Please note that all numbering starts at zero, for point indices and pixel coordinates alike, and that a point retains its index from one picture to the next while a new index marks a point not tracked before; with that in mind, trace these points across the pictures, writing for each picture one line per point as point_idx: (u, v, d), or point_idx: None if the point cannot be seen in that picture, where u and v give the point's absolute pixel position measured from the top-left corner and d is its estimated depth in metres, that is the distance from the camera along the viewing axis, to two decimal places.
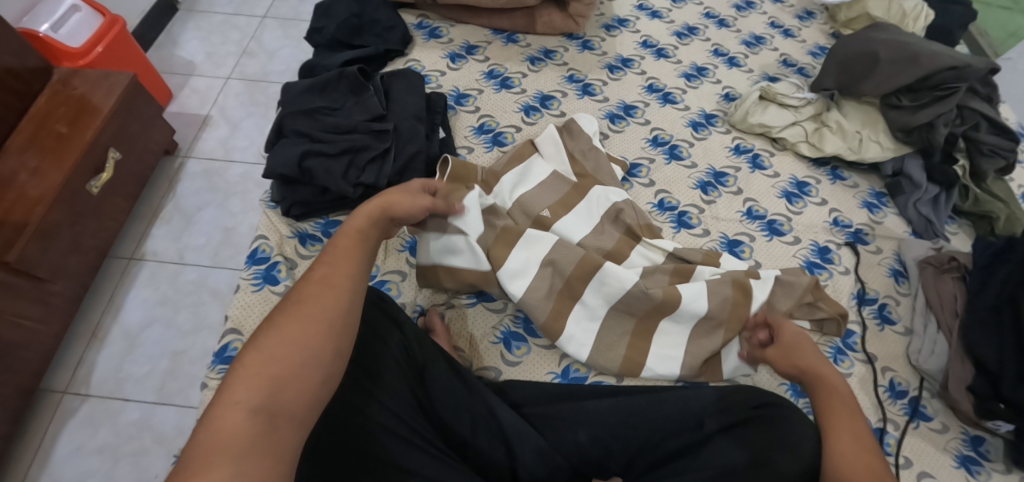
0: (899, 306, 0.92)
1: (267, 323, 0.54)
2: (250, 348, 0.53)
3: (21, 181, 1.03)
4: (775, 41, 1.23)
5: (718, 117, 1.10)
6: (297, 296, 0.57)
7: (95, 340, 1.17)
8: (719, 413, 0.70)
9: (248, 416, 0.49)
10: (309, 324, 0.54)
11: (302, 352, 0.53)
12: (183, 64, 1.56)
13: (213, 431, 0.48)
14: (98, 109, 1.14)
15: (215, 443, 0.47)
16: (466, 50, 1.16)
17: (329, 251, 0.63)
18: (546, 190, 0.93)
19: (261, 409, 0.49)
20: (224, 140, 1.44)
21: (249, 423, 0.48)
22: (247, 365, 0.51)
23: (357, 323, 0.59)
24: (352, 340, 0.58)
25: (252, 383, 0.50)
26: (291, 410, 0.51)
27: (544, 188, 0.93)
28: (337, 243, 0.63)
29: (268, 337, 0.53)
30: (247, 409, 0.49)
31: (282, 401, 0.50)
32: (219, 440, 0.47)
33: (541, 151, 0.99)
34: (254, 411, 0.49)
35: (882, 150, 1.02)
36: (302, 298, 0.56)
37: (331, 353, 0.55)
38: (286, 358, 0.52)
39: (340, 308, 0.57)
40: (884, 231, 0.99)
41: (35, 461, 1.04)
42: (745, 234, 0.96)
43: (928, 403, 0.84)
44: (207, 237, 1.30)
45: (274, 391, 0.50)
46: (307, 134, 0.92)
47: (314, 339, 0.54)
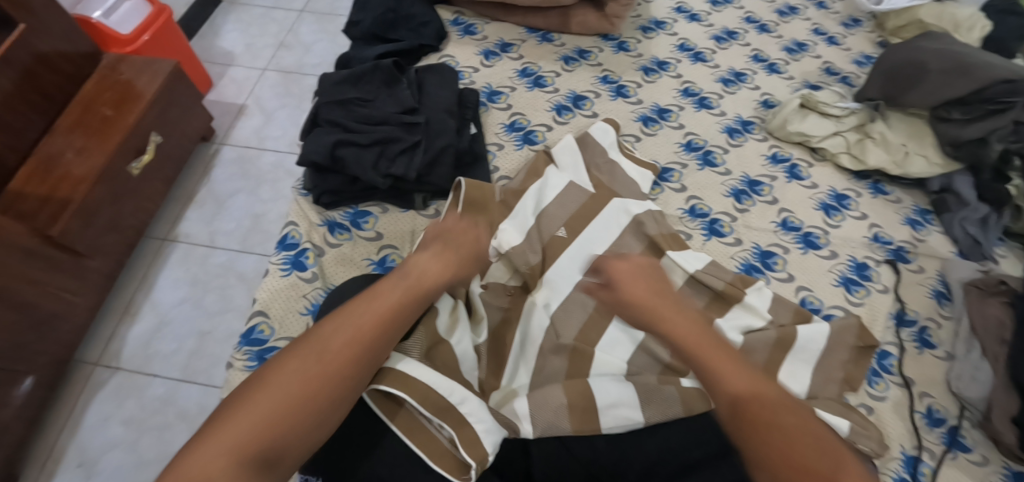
0: (941, 330, 0.88)
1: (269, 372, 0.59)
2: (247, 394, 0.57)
3: (66, 161, 1.07)
4: (818, 49, 1.19)
5: (755, 124, 1.07)
6: (292, 358, 0.60)
7: (127, 314, 1.20)
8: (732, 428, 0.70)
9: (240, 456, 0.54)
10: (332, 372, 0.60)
11: (320, 405, 0.58)
12: (223, 54, 1.60)
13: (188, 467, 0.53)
14: (141, 94, 1.17)
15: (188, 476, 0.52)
16: (500, 47, 1.16)
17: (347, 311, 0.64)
18: (565, 198, 0.91)
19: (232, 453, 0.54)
20: (258, 129, 1.47)
21: (237, 463, 0.54)
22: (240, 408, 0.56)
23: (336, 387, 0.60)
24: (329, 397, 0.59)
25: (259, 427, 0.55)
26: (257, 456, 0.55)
27: (562, 201, 0.91)
28: (354, 304, 0.65)
29: (263, 387, 0.58)
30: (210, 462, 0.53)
31: (277, 449, 0.56)
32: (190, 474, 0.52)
33: (555, 162, 0.96)
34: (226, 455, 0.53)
35: (928, 165, 0.97)
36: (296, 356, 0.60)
37: (300, 408, 0.57)
38: (303, 409, 0.57)
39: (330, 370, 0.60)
40: (927, 249, 0.94)
41: (64, 430, 1.08)
42: (778, 245, 0.93)
43: (967, 434, 0.80)
44: (236, 223, 1.33)
45: (275, 442, 0.56)
46: (340, 123, 0.92)
47: (284, 400, 0.57)
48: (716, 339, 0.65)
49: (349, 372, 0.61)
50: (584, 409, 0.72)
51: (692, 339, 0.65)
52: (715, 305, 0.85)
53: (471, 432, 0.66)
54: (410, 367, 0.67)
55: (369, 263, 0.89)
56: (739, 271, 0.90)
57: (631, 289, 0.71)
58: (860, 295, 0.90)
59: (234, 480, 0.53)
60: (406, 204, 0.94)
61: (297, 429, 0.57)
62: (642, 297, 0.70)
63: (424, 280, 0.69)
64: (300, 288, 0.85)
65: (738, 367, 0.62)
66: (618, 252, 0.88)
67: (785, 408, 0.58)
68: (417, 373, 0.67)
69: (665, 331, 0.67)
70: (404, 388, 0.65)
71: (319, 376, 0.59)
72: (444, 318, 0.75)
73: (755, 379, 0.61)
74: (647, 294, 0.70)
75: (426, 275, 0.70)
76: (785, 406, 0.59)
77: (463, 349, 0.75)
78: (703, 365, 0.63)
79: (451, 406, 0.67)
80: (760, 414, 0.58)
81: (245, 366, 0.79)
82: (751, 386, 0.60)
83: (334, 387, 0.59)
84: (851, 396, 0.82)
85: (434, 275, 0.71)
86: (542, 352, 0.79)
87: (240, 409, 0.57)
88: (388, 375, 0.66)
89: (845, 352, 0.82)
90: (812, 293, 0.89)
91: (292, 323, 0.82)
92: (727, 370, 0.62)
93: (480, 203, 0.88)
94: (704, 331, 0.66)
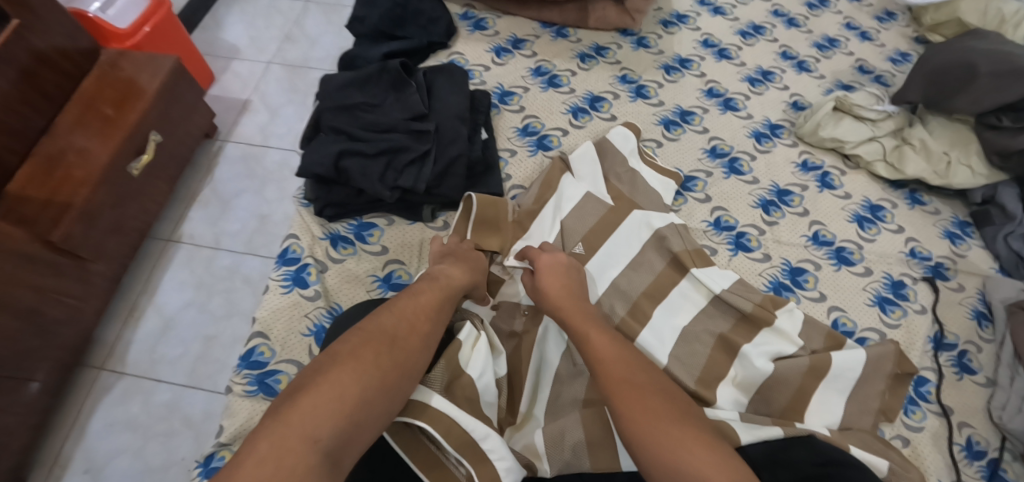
0: (981, 353, 0.83)
1: (326, 363, 0.56)
2: (308, 385, 0.54)
3: (67, 161, 0.98)
4: (850, 45, 1.12)
5: (784, 128, 1.01)
6: (350, 346, 0.58)
7: (131, 318, 1.12)
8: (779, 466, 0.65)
9: (320, 456, 0.50)
10: (395, 357, 0.59)
11: (388, 406, 0.57)
12: (226, 46, 1.52)
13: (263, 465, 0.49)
14: (143, 91, 1.08)
15: (267, 473, 0.48)
16: (512, 43, 1.09)
17: (394, 305, 0.64)
18: (580, 213, 0.86)
19: (316, 441, 0.51)
20: (263, 126, 1.38)
21: (320, 463, 0.50)
22: (305, 398, 0.53)
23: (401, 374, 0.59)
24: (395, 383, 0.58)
25: (334, 410, 0.53)
26: (338, 445, 0.52)
27: (578, 213, 0.86)
28: (398, 299, 0.65)
29: (325, 376, 0.55)
30: (290, 458, 0.49)
31: (349, 448, 0.53)
32: (270, 472, 0.48)
33: (572, 170, 0.90)
34: (309, 445, 0.50)
35: (972, 176, 0.91)
36: (354, 344, 0.58)
37: (372, 392, 0.56)
38: (373, 408, 0.55)
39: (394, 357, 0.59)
40: (967, 266, 0.89)
41: (70, 436, 1.00)
42: (809, 262, 0.88)
43: (1008, 467, 0.75)
44: (242, 223, 1.24)
45: (348, 441, 0.53)
46: (344, 131, 0.87)
47: (355, 384, 0.55)
48: (635, 365, 0.64)
49: (412, 373, 0.60)
50: (601, 445, 0.68)
51: (607, 357, 0.65)
52: (743, 327, 0.80)
53: (492, 471, 0.61)
54: (438, 402, 0.62)
55: (374, 279, 0.84)
56: (768, 290, 0.85)
57: (543, 279, 0.75)
58: (896, 315, 0.84)
59: (320, 466, 0.50)
60: (413, 216, 0.89)
61: (370, 413, 0.55)
62: (576, 322, 0.69)
63: (452, 286, 0.71)
64: (302, 307, 0.80)
65: (641, 390, 0.61)
66: (636, 271, 0.83)
67: (663, 420, 0.58)
68: (443, 407, 0.62)
69: (585, 343, 0.67)
70: (428, 421, 0.61)
71: (384, 362, 0.58)
72: (468, 351, 0.70)
73: (645, 399, 0.60)
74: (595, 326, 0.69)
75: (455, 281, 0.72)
76: (678, 420, 0.58)
77: (486, 384, 0.68)
78: (599, 374, 0.64)
79: (474, 441, 0.62)
80: (642, 434, 0.57)
81: (244, 391, 0.75)
82: (645, 407, 0.59)
83: (398, 389, 0.58)
84: (885, 426, 0.77)
85: (460, 281, 0.73)
86: (559, 379, 0.75)
87: (306, 398, 0.53)
88: (417, 408, 0.61)
89: (882, 380, 0.76)
90: (846, 314, 0.84)
91: (294, 345, 0.78)
92: (618, 388, 0.61)
93: (491, 223, 0.84)
94: (617, 352, 0.66)
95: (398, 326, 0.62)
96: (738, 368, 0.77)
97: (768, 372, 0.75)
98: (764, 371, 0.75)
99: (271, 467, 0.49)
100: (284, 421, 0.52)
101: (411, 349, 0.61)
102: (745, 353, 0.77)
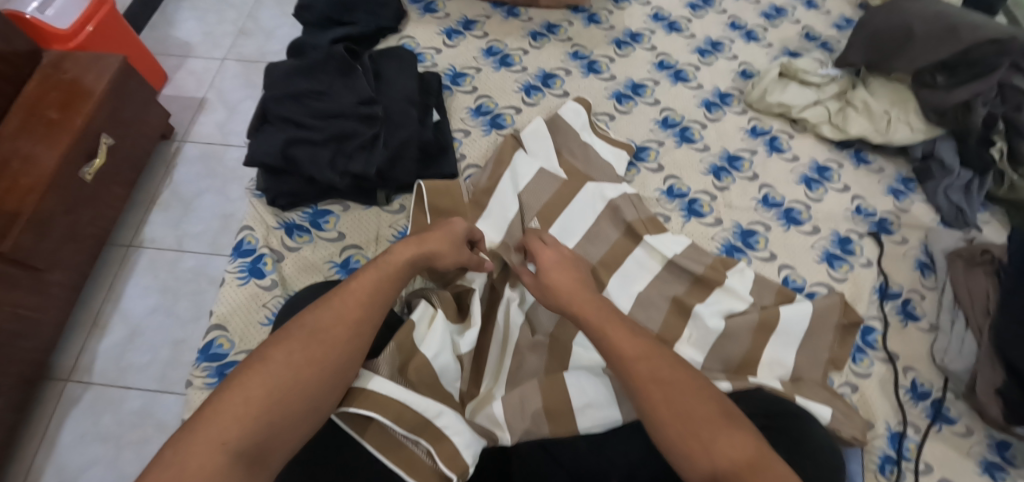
0: (925, 301, 0.86)
1: (270, 352, 0.56)
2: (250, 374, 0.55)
3: (12, 170, 0.95)
4: (797, 13, 1.14)
5: (733, 96, 1.03)
6: (297, 336, 0.58)
7: (96, 328, 1.11)
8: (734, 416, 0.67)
9: (229, 460, 0.50)
10: (343, 348, 0.59)
11: (308, 402, 0.55)
12: (179, 45, 1.49)
13: (191, 454, 0.49)
14: (90, 92, 1.05)
15: (195, 463, 0.49)
16: (463, 25, 1.10)
17: (350, 288, 0.63)
18: (536, 189, 0.87)
19: (249, 432, 0.52)
20: (222, 124, 1.36)
21: (230, 466, 0.50)
22: (245, 387, 0.54)
23: (346, 367, 0.59)
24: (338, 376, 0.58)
25: (271, 403, 0.53)
26: (273, 436, 0.53)
27: (535, 189, 0.87)
28: (355, 281, 0.64)
29: (267, 366, 0.55)
30: (220, 447, 0.50)
31: (266, 448, 0.52)
32: (198, 462, 0.49)
33: (525, 147, 0.91)
34: (242, 436, 0.51)
35: (911, 132, 0.94)
36: (303, 333, 0.58)
37: (312, 385, 0.56)
38: (289, 406, 0.54)
39: (342, 349, 0.59)
40: (910, 220, 0.92)
41: (41, 449, 1.00)
42: (760, 223, 0.91)
43: (951, 406, 0.79)
44: (205, 224, 1.22)
45: (264, 440, 0.52)
46: (292, 119, 0.88)
47: (296, 376, 0.55)
48: (666, 359, 0.57)
49: (334, 365, 0.58)
50: (558, 410, 0.70)
51: (630, 354, 0.58)
52: (697, 290, 0.83)
53: (451, 446, 0.64)
54: (381, 386, 0.64)
55: (331, 265, 0.86)
56: (720, 252, 0.88)
57: (553, 276, 0.68)
58: (843, 270, 0.88)
59: (250, 457, 0.51)
60: (368, 201, 0.91)
61: (309, 405, 0.56)
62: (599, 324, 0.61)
63: (398, 268, 0.67)
64: (259, 297, 0.83)
65: (673, 390, 0.54)
66: (592, 242, 0.85)
67: (702, 422, 0.51)
68: (390, 391, 0.64)
69: (607, 346, 0.60)
70: (377, 408, 0.63)
71: (330, 354, 0.58)
72: (422, 329, 0.73)
73: (679, 397, 0.53)
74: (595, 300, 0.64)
75: (399, 262, 0.67)
76: (722, 423, 0.51)
77: (443, 364, 0.72)
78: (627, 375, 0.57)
79: (428, 421, 0.66)
80: (680, 440, 0.51)
81: (204, 384, 0.77)
82: (680, 407, 0.53)
83: (319, 383, 0.56)
84: (834, 375, 0.81)
85: (406, 260, 0.68)
86: (520, 349, 0.79)
87: (245, 387, 0.54)
88: (358, 396, 0.62)
89: (829, 333, 0.80)
90: (794, 271, 0.87)
91: (253, 335, 0.80)
92: (647, 387, 0.55)
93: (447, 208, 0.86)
94: (649, 349, 0.58)
95: (352, 314, 0.61)
96: (692, 329, 0.80)
97: (719, 330, 0.78)
98: (715, 329, 0.78)
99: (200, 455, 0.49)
100: (221, 409, 0.52)
101: (360, 340, 0.60)
102: (698, 313, 0.80)
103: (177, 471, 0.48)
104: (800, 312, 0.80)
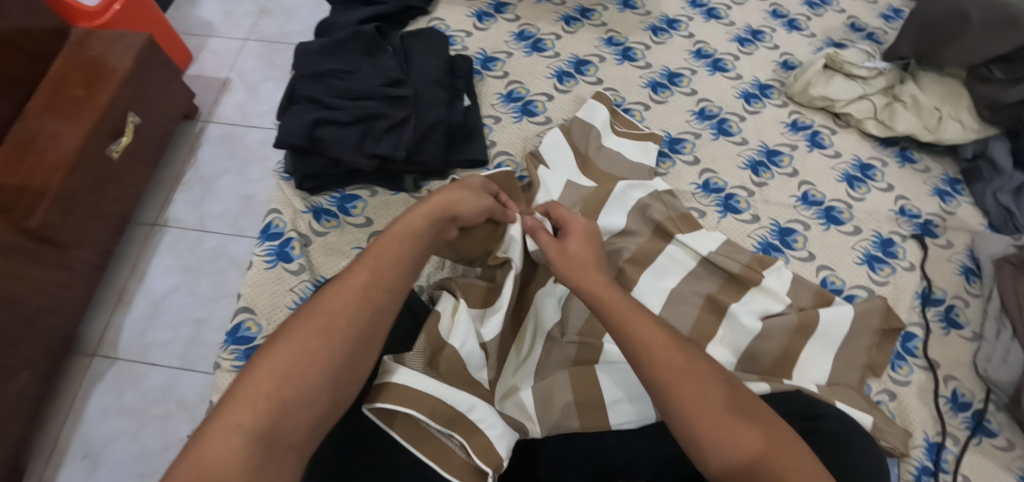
0: (968, 308, 0.83)
1: (282, 329, 0.56)
2: (263, 355, 0.54)
3: (39, 147, 0.93)
4: (842, 2, 1.09)
5: (774, 87, 0.99)
6: (308, 310, 0.57)
7: (121, 304, 1.09)
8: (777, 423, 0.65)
9: (246, 441, 0.49)
10: (355, 318, 0.58)
11: (319, 376, 0.54)
12: (201, 24, 1.45)
13: (208, 442, 0.48)
14: (113, 71, 1.02)
15: (212, 449, 0.48)
16: (495, 8, 1.07)
17: (364, 257, 0.62)
18: (573, 193, 0.85)
19: (266, 413, 0.51)
20: (243, 104, 1.33)
21: (245, 448, 0.48)
22: (259, 367, 0.53)
23: (360, 337, 0.57)
24: (354, 348, 0.57)
25: (283, 380, 0.52)
26: (290, 417, 0.51)
27: (571, 192, 0.85)
28: (367, 251, 0.63)
29: (279, 344, 0.55)
30: (236, 431, 0.49)
31: (283, 426, 0.51)
32: (215, 449, 0.48)
33: (545, 162, 0.88)
34: (258, 417, 0.50)
35: (963, 130, 0.91)
36: (313, 307, 0.57)
37: (326, 359, 0.55)
38: (299, 383, 0.53)
39: (355, 319, 0.58)
40: (956, 222, 0.89)
41: (68, 421, 0.99)
42: (798, 222, 0.88)
43: (992, 418, 0.77)
44: (226, 205, 1.20)
45: (279, 419, 0.51)
46: (318, 100, 0.87)
47: (308, 350, 0.54)
48: (689, 351, 0.58)
49: (344, 337, 0.56)
50: (589, 405, 0.71)
51: (660, 342, 0.58)
52: (730, 288, 0.81)
53: (484, 440, 0.64)
54: (405, 379, 0.64)
55: (357, 250, 0.86)
56: (757, 250, 0.85)
57: (572, 245, 0.69)
58: (884, 273, 0.85)
59: (266, 439, 0.50)
60: (396, 187, 0.91)
61: (325, 380, 0.54)
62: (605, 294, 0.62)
63: (413, 231, 0.65)
64: (285, 281, 0.83)
65: (701, 384, 0.55)
66: (625, 237, 0.83)
67: (667, 378, 0.55)
68: (423, 387, 0.64)
69: (625, 333, 0.59)
70: (406, 403, 0.63)
71: (341, 326, 0.57)
72: (448, 319, 0.72)
73: (705, 391, 0.55)
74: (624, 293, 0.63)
75: (411, 225, 0.66)
76: (681, 379, 0.55)
77: (470, 351, 0.69)
78: (647, 361, 0.57)
79: (460, 415, 0.66)
80: (654, 390, 0.56)
81: (232, 365, 0.78)
82: (653, 364, 0.56)
83: (329, 356, 0.55)
84: (872, 381, 0.79)
85: (418, 222, 0.66)
86: (549, 342, 0.79)
87: (258, 369, 0.53)
88: (391, 392, 0.63)
89: (869, 335, 0.78)
90: (834, 272, 0.84)
91: (278, 317, 0.81)
92: (670, 375, 0.55)
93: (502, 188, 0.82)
94: (670, 341, 0.59)
95: (361, 282, 0.60)
96: (726, 328, 0.78)
97: (756, 330, 0.76)
98: (753, 328, 0.76)
99: (218, 441, 0.48)
100: (235, 392, 0.52)
101: (372, 309, 0.59)
102: (733, 313, 0.77)
103: (195, 457, 0.48)
104: (840, 310, 0.78)
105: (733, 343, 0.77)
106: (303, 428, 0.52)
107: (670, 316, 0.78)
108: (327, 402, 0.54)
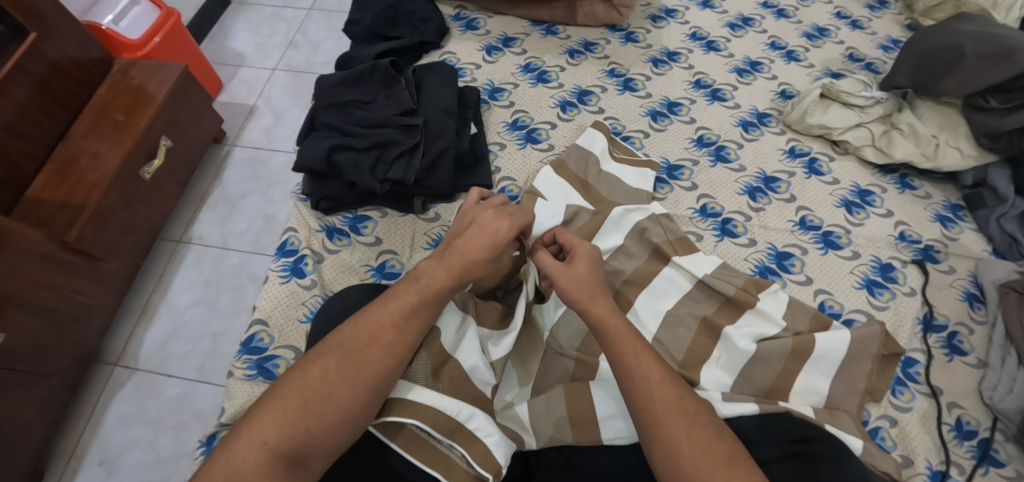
0: (972, 335, 0.82)
1: (313, 360, 0.60)
2: (292, 383, 0.58)
3: (81, 167, 1.02)
4: (841, 33, 1.12)
5: (772, 116, 1.02)
6: (338, 351, 0.60)
7: (144, 316, 1.15)
8: (768, 443, 0.65)
9: (269, 458, 0.54)
10: (378, 369, 0.60)
11: (341, 414, 0.58)
12: (233, 55, 1.55)
13: (236, 454, 0.54)
14: (153, 97, 1.11)
15: (238, 460, 0.54)
16: (503, 42, 1.13)
17: (394, 306, 0.64)
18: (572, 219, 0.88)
19: (288, 439, 0.55)
20: (268, 129, 1.41)
21: (268, 465, 0.54)
22: (287, 391, 0.57)
23: (382, 385, 0.60)
24: (374, 395, 0.60)
25: (307, 411, 0.56)
26: (310, 443, 0.56)
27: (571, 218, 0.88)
28: (395, 302, 0.64)
29: (308, 375, 0.59)
30: (259, 449, 0.54)
31: (304, 450, 0.56)
32: (241, 460, 0.54)
33: (544, 187, 0.90)
34: (282, 439, 0.55)
35: (961, 158, 0.91)
36: (343, 348, 0.60)
37: (347, 401, 0.58)
38: (323, 415, 0.57)
39: (380, 369, 0.60)
40: (959, 249, 0.88)
41: (87, 428, 1.04)
42: (796, 246, 0.89)
43: (1000, 448, 0.74)
44: (249, 224, 1.27)
45: (301, 444, 0.56)
46: (337, 127, 0.93)
47: (333, 389, 0.58)
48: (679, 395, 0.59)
49: (367, 383, 0.59)
50: (581, 420, 0.72)
51: (654, 377, 0.59)
52: (728, 310, 0.81)
53: (482, 447, 0.65)
54: (412, 393, 0.66)
55: (367, 268, 0.90)
56: (753, 274, 0.86)
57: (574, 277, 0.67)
58: (884, 298, 0.84)
59: (286, 462, 0.55)
60: (405, 209, 0.95)
61: (346, 419, 0.58)
62: (604, 315, 0.63)
63: (435, 293, 0.65)
64: (299, 296, 0.87)
65: (687, 422, 0.56)
66: (622, 260, 0.85)
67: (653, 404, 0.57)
68: (425, 399, 0.66)
69: (624, 366, 0.61)
70: (411, 414, 0.64)
71: (364, 374, 0.59)
72: (450, 334, 0.72)
73: (692, 426, 0.56)
74: (612, 312, 0.64)
75: (437, 286, 0.65)
76: (665, 403, 0.57)
77: (474, 366, 0.71)
78: (638, 400, 0.59)
79: (460, 424, 0.66)
80: (634, 405, 0.59)
81: (245, 375, 0.81)
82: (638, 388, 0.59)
83: (351, 398, 0.58)
84: (871, 407, 0.77)
85: (444, 285, 0.66)
86: (546, 357, 0.80)
87: (286, 396, 0.57)
88: (396, 404, 0.64)
89: (868, 361, 0.77)
90: (832, 297, 0.84)
91: (291, 330, 0.85)
92: (656, 405, 0.57)
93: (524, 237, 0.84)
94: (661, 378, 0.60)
95: (389, 336, 0.62)
96: (721, 350, 0.78)
97: (750, 351, 0.76)
98: (747, 350, 0.76)
99: (245, 453, 0.54)
100: (265, 411, 0.56)
101: (395, 361, 0.61)
102: (728, 335, 0.78)
103: (223, 464, 0.54)
104: (838, 331, 0.78)
105: (728, 364, 0.77)
106: (319, 455, 0.57)
107: (664, 337, 0.79)
108: (345, 437, 0.58)
